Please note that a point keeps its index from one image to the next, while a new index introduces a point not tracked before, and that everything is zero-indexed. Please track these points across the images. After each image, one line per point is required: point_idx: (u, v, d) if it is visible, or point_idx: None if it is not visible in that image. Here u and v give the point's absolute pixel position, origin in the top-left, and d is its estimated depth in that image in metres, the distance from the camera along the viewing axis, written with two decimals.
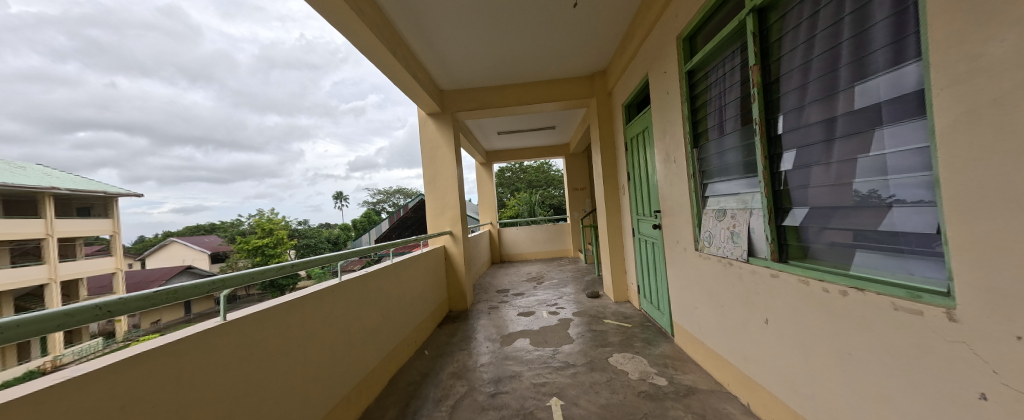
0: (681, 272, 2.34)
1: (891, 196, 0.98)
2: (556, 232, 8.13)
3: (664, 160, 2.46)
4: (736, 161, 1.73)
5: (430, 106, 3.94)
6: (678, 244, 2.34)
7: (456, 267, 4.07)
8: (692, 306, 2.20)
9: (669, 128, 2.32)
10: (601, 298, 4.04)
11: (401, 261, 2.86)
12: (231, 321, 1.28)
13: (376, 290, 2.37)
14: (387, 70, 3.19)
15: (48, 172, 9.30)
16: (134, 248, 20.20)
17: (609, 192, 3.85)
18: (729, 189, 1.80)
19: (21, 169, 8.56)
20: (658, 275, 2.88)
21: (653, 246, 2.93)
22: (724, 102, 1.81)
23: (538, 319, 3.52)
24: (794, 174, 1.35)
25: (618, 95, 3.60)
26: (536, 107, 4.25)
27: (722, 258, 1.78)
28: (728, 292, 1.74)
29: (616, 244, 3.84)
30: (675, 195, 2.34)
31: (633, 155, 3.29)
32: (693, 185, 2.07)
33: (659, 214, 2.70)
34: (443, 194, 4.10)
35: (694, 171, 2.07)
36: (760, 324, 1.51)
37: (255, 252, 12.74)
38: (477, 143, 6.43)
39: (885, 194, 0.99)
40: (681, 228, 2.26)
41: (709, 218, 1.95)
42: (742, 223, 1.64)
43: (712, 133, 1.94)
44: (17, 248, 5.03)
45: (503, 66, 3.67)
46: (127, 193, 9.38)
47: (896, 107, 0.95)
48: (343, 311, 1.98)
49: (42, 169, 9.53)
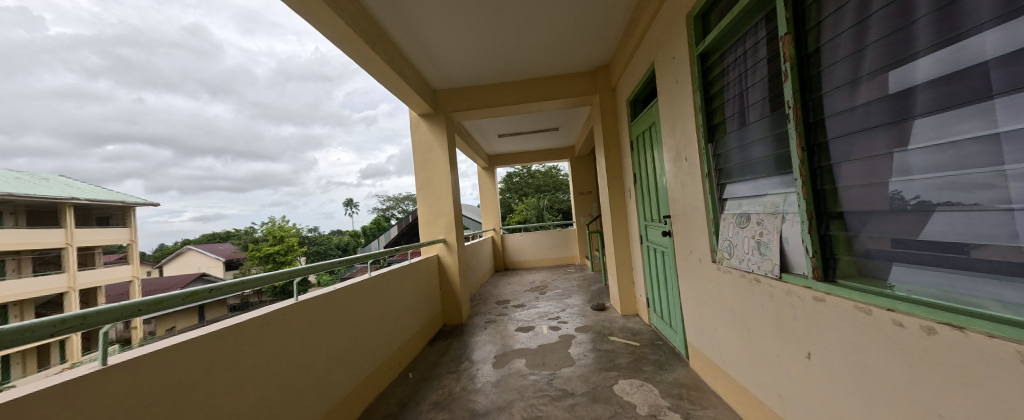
0: (696, 287, 2.03)
1: (915, 198, 0.85)
2: (563, 238, 7.81)
3: (674, 158, 2.17)
4: (764, 155, 1.44)
5: (422, 107, 3.73)
6: (691, 254, 2.03)
7: (450, 278, 3.81)
8: (710, 326, 1.89)
9: (680, 121, 2.02)
10: (607, 311, 3.70)
11: (386, 273, 2.62)
12: (108, 369, 0.94)
13: (353, 306, 2.12)
14: (372, 70, 2.98)
15: (68, 183, 9.57)
16: (153, 256, 20.89)
17: (614, 196, 3.55)
18: (755, 189, 1.50)
19: (43, 180, 8.84)
20: (669, 288, 2.56)
21: (663, 256, 2.62)
22: (747, 86, 1.52)
23: (537, 335, 3.22)
24: (843, 169, 1.05)
25: (622, 90, 3.31)
26: (535, 106, 4.00)
27: (745, 272, 1.48)
28: (756, 315, 1.43)
29: (623, 252, 3.52)
30: (687, 198, 2.04)
31: (640, 155, 2.99)
32: (708, 184, 1.78)
33: (669, 220, 2.39)
34: (436, 200, 3.86)
35: (708, 169, 1.77)
36: (800, 358, 1.20)
37: (267, 259, 12.89)
38: (477, 146, 6.20)
39: (909, 196, 0.86)
40: (695, 236, 1.96)
41: (727, 225, 1.65)
42: (772, 231, 1.33)
43: (731, 123, 1.65)
44: (39, 256, 6.70)
45: (498, 62, 3.44)
46: (141, 202, 9.61)
47: (1013, 69, 0.66)
48: (310, 333, 1.73)
49: (62, 179, 9.80)
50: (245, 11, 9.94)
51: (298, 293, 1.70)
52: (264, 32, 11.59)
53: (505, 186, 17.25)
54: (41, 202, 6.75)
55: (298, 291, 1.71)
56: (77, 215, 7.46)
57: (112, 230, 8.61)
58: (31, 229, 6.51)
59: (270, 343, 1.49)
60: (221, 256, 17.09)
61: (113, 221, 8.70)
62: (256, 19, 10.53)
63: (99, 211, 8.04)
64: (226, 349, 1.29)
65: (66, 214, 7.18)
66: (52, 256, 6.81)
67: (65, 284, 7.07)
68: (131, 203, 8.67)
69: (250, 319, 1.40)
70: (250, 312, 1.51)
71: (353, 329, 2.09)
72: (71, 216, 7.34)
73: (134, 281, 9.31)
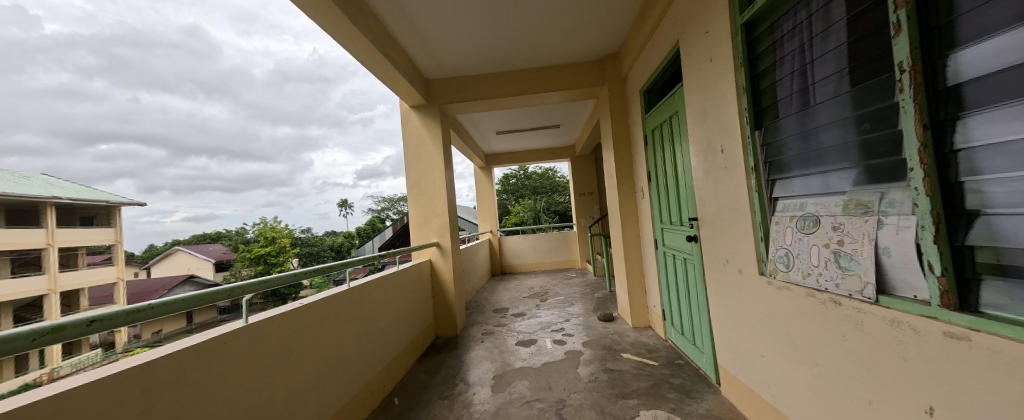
0: (730, 302, 1.73)
1: (981, 205, 0.75)
2: (563, 241, 7.49)
3: (702, 151, 1.86)
4: (839, 143, 1.12)
5: (413, 98, 3.41)
6: (727, 264, 1.72)
7: (443, 284, 3.48)
8: (751, 351, 1.59)
9: (713, 107, 1.72)
10: (616, 323, 3.38)
11: (369, 283, 2.28)
12: None
13: (323, 326, 1.78)
14: (359, 55, 2.66)
15: (50, 181, 9.04)
16: (143, 258, 20.30)
17: (625, 197, 3.24)
18: (824, 186, 1.19)
19: (22, 178, 8.32)
20: (692, 301, 2.26)
21: (684, 263, 2.31)
22: (813, 58, 1.22)
23: (540, 350, 2.89)
24: (991, 155, 0.73)
25: (635, 80, 3.01)
26: (537, 98, 3.69)
27: (815, 290, 1.18)
28: (832, 347, 1.13)
29: (633, 258, 3.22)
30: (720, 198, 1.74)
31: (656, 150, 2.68)
32: (754, 181, 1.48)
33: (694, 222, 2.09)
34: (429, 200, 3.53)
35: (754, 163, 1.47)
36: (913, 413, 0.90)
37: (257, 261, 12.13)
38: (473, 144, 5.87)
39: (973, 201, 0.77)
40: (733, 243, 1.65)
41: (782, 230, 1.35)
42: (859, 239, 1.03)
43: (786, 107, 1.34)
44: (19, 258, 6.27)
45: (496, 49, 3.12)
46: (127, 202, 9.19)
47: None
48: (260, 363, 1.39)
49: (44, 178, 9.31)
50: (241, 9, 9.57)
51: (246, 314, 1.37)
52: (259, 31, 11.24)
53: (503, 188, 16.93)
54: (23, 201, 6.29)
55: (247, 312, 1.37)
56: (59, 215, 7.06)
57: (96, 231, 8.15)
58: (9, 230, 6.10)
59: (198, 383, 1.14)
60: (211, 257, 16.57)
61: (97, 221, 8.13)
62: (252, 18, 10.19)
63: (84, 210, 7.51)
64: (121, 401, 0.96)
65: (47, 215, 6.79)
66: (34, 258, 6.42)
67: (46, 286, 6.69)
68: (118, 202, 8.17)
69: (167, 354, 1.07)
70: (180, 341, 1.18)
71: (322, 355, 1.75)
72: (54, 216, 6.87)
73: (119, 284, 8.77)
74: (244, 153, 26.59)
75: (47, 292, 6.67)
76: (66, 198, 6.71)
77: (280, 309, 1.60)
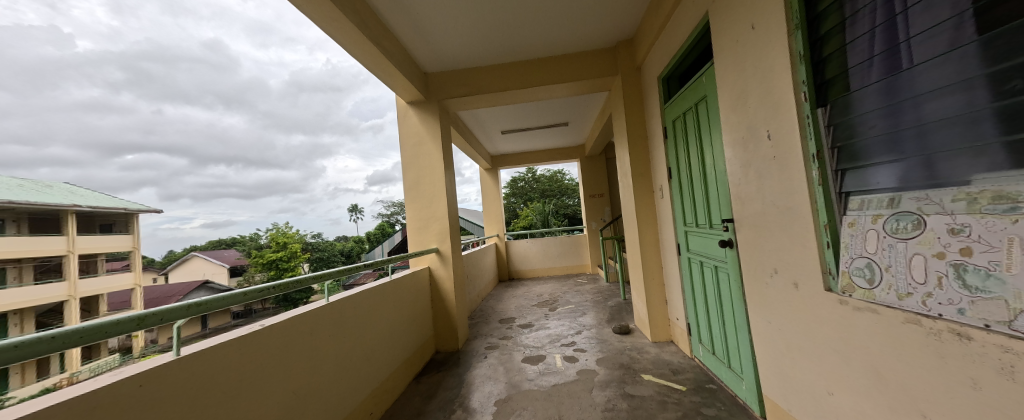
0: (780, 321, 1.41)
1: None
2: (572, 245, 7.17)
3: (741, 139, 1.56)
4: (955, 115, 0.81)
5: (411, 93, 3.18)
6: (775, 275, 1.42)
7: (443, 294, 3.21)
8: (813, 387, 1.27)
9: (756, 84, 1.42)
10: (634, 336, 3.05)
11: (356, 296, 2.02)
12: None
13: (298, 350, 1.50)
14: (349, 45, 2.43)
15: (71, 189, 9.15)
16: (162, 262, 20.71)
17: (642, 196, 2.93)
18: (928, 176, 0.88)
19: (44, 186, 8.45)
20: (726, 317, 1.93)
21: (715, 271, 2.00)
22: (906, 5, 0.90)
23: (550, 368, 2.59)
24: None
25: (651, 66, 2.71)
26: (544, 92, 3.42)
27: (918, 315, 0.87)
28: (959, 399, 0.81)
29: (652, 264, 2.89)
30: (765, 195, 1.43)
31: (677, 142, 2.37)
32: (816, 173, 1.17)
33: (728, 225, 1.78)
34: (428, 202, 3.28)
35: (817, 148, 1.16)
36: None
37: (270, 266, 12.43)
38: (478, 144, 5.64)
39: None
40: (786, 249, 1.34)
41: (860, 234, 1.05)
42: (1002, 248, 0.71)
43: (864, 75, 1.03)
44: (42, 264, 6.28)
45: (499, 37, 2.86)
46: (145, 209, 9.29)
47: None
48: (205, 407, 1.07)
49: (65, 186, 9.45)
50: (257, 22, 9.70)
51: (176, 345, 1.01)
52: (273, 43, 11.36)
53: (510, 192, 16.75)
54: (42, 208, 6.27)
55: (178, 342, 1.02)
56: (81, 222, 7.06)
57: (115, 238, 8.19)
58: (34, 238, 6.11)
59: None
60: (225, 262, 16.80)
61: (115, 227, 8.02)
62: (267, 30, 10.29)
63: (103, 217, 7.45)
64: None
65: (69, 222, 6.87)
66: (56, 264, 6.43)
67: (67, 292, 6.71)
68: (136, 209, 8.20)
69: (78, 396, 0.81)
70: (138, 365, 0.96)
71: (294, 385, 1.45)
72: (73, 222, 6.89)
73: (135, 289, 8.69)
74: (259, 161, 27.03)
75: (66, 298, 6.70)
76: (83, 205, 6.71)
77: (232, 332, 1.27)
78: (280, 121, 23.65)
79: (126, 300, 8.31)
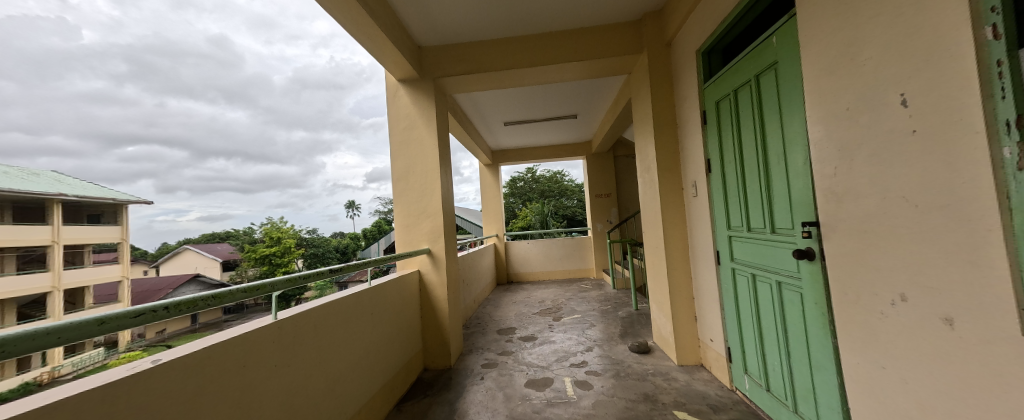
0: (908, 370, 0.99)
1: None
2: (577, 248, 6.72)
3: (845, 114, 1.13)
4: None
5: (403, 70, 2.75)
6: (900, 304, 1.00)
7: (434, 303, 2.77)
8: None
9: (884, 30, 0.98)
10: (655, 357, 2.63)
11: (316, 311, 1.58)
12: None
13: (207, 398, 1.06)
14: (329, 8, 2.00)
15: (56, 178, 8.67)
16: (155, 254, 20.11)
17: (669, 195, 2.50)
18: None
19: (30, 174, 7.97)
20: (794, 348, 1.50)
21: (778, 288, 1.58)
22: None
23: (559, 398, 2.15)
24: None
25: (687, 41, 2.29)
26: (556, 72, 2.99)
27: None
28: None
29: (680, 273, 2.46)
30: (885, 192, 1.01)
31: (723, 127, 1.94)
32: (1013, 151, 0.74)
33: (808, 230, 1.35)
34: (419, 196, 2.84)
35: (1019, 111, 0.72)
36: None
37: (263, 260, 11.95)
38: (478, 137, 5.21)
39: None
40: (923, 269, 0.93)
41: None
42: None
43: None
44: (25, 255, 5.80)
45: (507, 6, 2.43)
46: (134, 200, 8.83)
47: None
48: None
49: (51, 174, 8.93)
50: (259, 16, 9.30)
51: None
52: (276, 38, 11.05)
53: (511, 191, 16.29)
54: (23, 197, 5.81)
55: None
56: (67, 212, 6.51)
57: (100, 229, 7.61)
58: (16, 226, 5.66)
59: None
60: (218, 255, 16.24)
61: (105, 218, 7.51)
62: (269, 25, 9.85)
63: (91, 207, 6.95)
64: None
65: (55, 211, 6.21)
66: (41, 254, 5.94)
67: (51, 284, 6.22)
68: (125, 199, 7.68)
69: None
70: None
71: None
72: (60, 213, 6.31)
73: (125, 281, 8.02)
74: (258, 155, 26.59)
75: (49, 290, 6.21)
76: (65, 194, 6.18)
77: (102, 371, 0.89)
78: (278, 115, 23.25)
79: (117, 293, 7.89)
